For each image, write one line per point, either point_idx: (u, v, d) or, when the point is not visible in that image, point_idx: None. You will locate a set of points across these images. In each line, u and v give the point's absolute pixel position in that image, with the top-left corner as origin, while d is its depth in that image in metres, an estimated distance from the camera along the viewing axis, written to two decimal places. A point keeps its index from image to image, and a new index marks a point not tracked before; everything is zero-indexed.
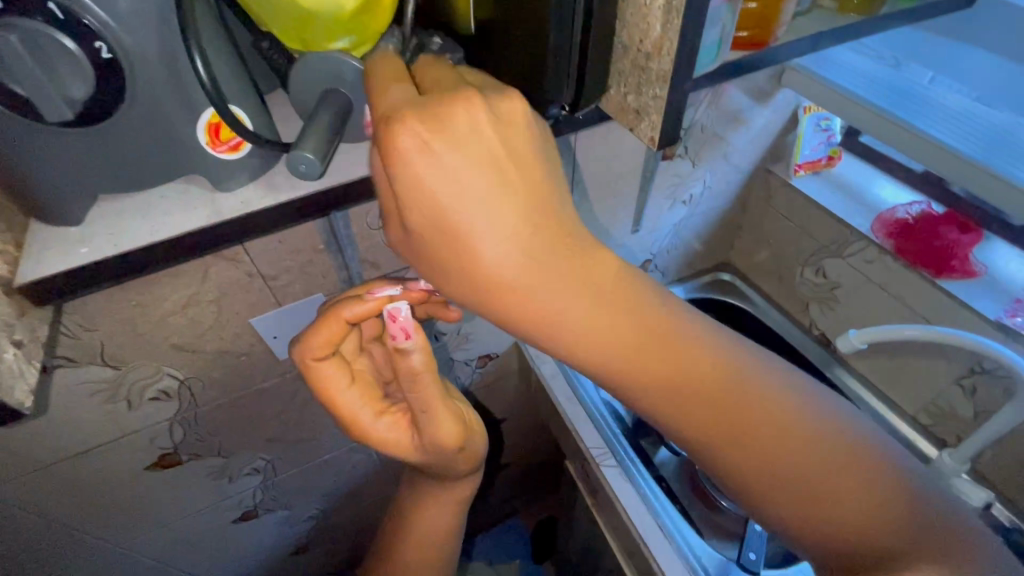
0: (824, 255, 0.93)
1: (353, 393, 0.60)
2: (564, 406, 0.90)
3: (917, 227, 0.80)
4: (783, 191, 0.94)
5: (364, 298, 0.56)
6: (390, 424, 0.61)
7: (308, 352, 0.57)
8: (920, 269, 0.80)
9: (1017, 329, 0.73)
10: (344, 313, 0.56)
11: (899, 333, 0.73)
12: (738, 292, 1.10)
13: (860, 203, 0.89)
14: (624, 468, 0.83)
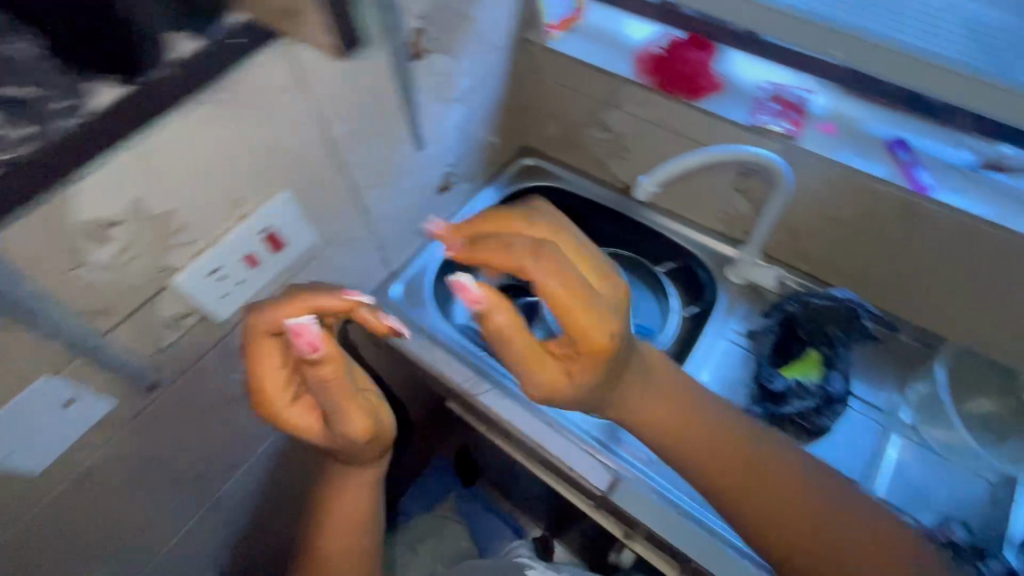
0: (601, 109, 0.94)
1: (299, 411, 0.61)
2: (419, 354, 0.86)
3: (665, 58, 0.83)
4: (548, 57, 0.92)
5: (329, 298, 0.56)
6: (302, 410, 0.62)
7: (262, 321, 0.56)
8: (677, 95, 0.83)
9: (762, 126, 0.78)
10: (311, 300, 0.55)
11: (681, 165, 0.77)
12: (546, 172, 1.10)
13: (615, 48, 0.90)
14: (498, 386, 0.83)
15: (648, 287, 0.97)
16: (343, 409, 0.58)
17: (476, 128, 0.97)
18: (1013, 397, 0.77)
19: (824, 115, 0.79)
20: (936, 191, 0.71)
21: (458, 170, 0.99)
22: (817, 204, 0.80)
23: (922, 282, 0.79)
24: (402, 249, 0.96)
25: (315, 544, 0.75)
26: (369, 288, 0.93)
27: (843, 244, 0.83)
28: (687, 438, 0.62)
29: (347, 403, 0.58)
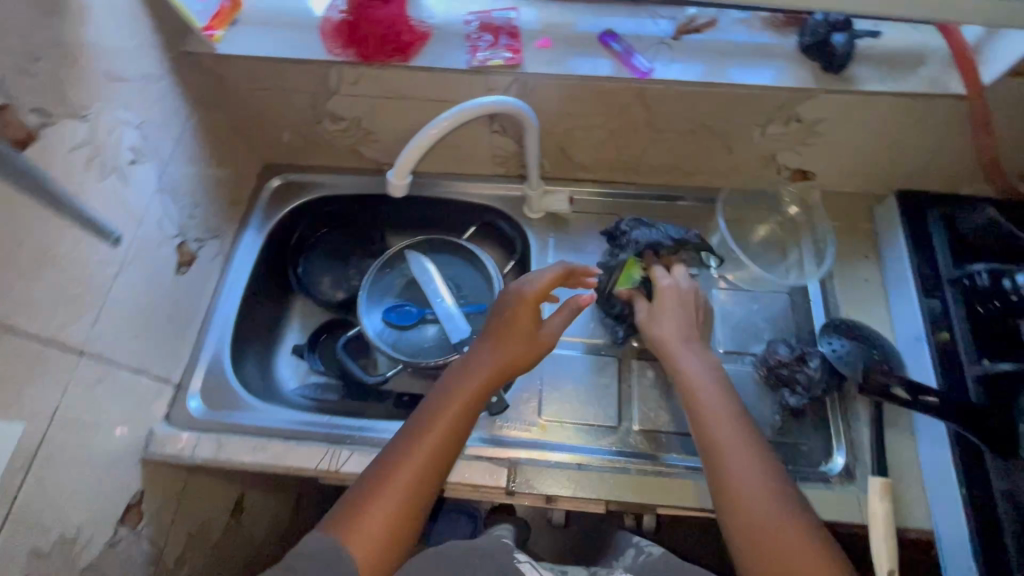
0: (320, 99, 0.81)
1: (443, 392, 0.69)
2: (262, 461, 0.73)
3: (354, 25, 0.72)
4: (226, 65, 0.76)
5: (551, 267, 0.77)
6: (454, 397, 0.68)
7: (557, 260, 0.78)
8: (390, 61, 0.72)
9: (484, 63, 0.72)
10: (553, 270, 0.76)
11: (424, 141, 0.64)
12: (304, 187, 0.96)
13: (295, 27, 0.76)
14: (361, 446, 0.74)
15: (459, 259, 0.90)
16: (483, 386, 0.69)
17: (188, 178, 0.78)
18: (780, 217, 0.90)
19: (537, 30, 0.75)
20: (656, 70, 0.72)
21: (193, 234, 0.81)
22: (571, 119, 0.79)
23: (679, 152, 0.84)
24: (175, 354, 0.79)
25: (385, 481, 0.62)
26: (160, 418, 0.76)
27: (607, 146, 0.84)
28: (711, 420, 0.66)
29: (504, 348, 0.71)
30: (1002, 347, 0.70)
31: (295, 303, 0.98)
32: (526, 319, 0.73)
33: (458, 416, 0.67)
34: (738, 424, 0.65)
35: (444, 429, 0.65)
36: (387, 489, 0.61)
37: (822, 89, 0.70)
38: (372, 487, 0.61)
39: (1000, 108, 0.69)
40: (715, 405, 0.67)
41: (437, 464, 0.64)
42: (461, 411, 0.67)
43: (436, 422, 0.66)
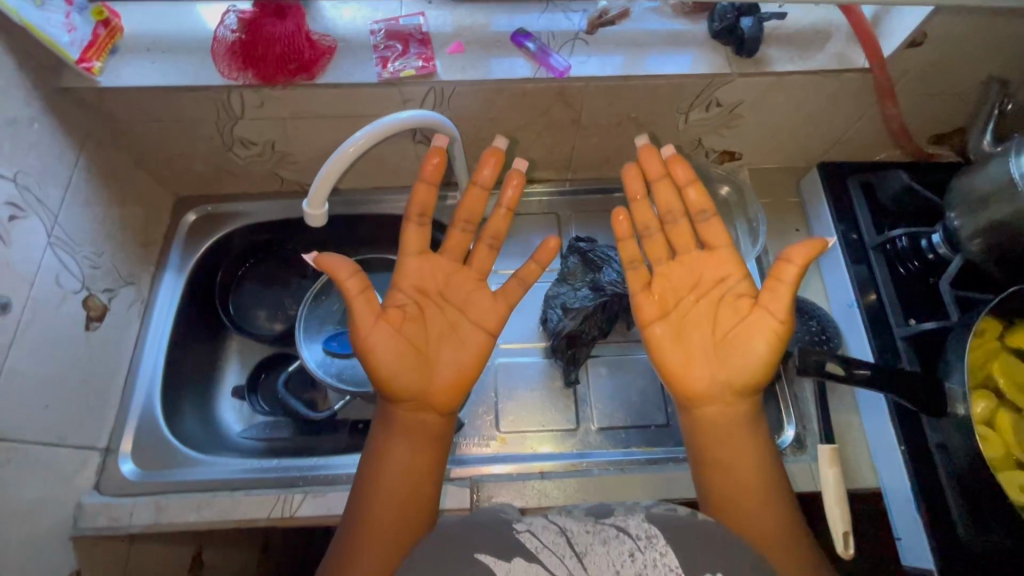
0: (225, 126, 0.75)
1: (455, 353, 0.59)
2: (205, 517, 0.68)
3: (251, 44, 0.67)
4: (113, 100, 0.69)
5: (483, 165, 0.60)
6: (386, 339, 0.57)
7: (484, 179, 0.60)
8: (295, 79, 0.68)
9: (396, 75, 0.69)
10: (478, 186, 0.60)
11: (355, 147, 0.59)
12: (224, 218, 0.90)
13: (186, 53, 0.70)
14: (313, 487, 0.71)
15: None
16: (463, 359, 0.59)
17: (86, 225, 0.72)
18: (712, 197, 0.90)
19: (448, 35, 0.72)
20: (573, 68, 0.71)
21: (102, 284, 0.75)
22: (494, 124, 0.77)
23: (608, 145, 0.83)
24: (98, 416, 0.73)
25: (371, 520, 0.52)
26: (89, 488, 0.71)
27: (535, 147, 0.83)
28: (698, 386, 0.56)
29: (466, 321, 0.60)
30: (921, 304, 0.74)
31: (230, 342, 0.92)
32: (456, 282, 0.61)
33: (421, 438, 0.56)
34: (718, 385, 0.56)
35: (416, 449, 0.55)
36: (371, 540, 0.51)
37: (736, 73, 0.71)
38: (357, 537, 0.51)
39: (902, 77, 0.72)
40: (701, 372, 0.56)
41: (414, 487, 0.54)
42: (425, 419, 0.57)
43: (398, 448, 0.55)
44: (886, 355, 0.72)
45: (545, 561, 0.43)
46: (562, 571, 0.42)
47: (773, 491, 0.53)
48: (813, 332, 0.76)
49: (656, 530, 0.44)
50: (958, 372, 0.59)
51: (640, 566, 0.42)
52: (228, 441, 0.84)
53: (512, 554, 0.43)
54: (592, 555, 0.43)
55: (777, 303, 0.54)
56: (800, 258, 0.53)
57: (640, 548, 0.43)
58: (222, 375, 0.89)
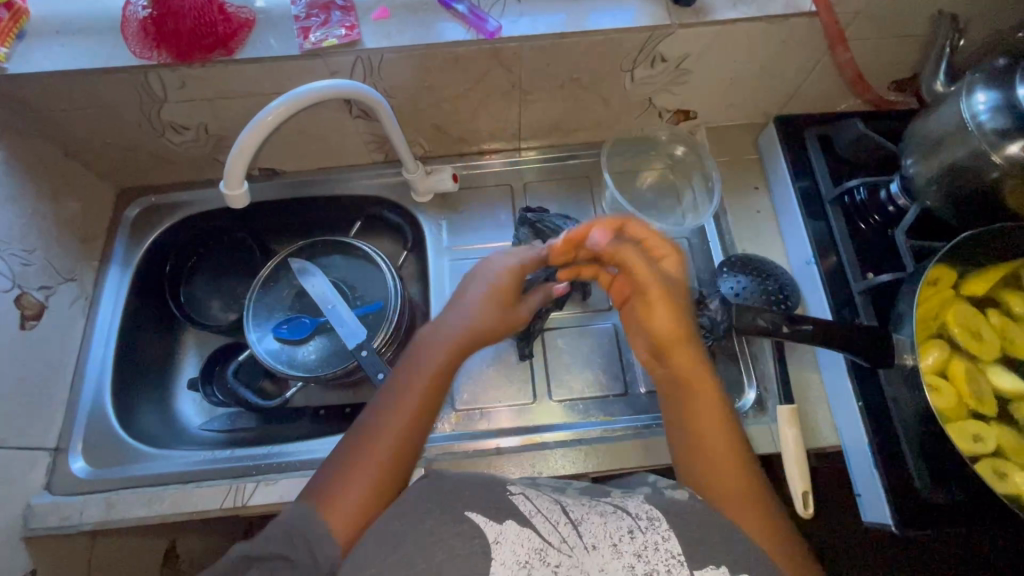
0: (151, 110, 0.72)
1: (448, 330, 0.63)
2: (157, 511, 0.67)
3: (160, 21, 0.64)
4: (27, 89, 0.66)
5: (618, 223, 0.66)
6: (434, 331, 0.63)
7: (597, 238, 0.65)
8: (211, 55, 0.65)
9: (319, 45, 0.66)
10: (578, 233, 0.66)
11: (265, 123, 0.56)
12: (169, 208, 0.87)
13: (98, 34, 0.67)
14: (268, 475, 0.70)
15: (347, 259, 0.86)
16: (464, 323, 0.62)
17: (11, 221, 0.69)
18: (667, 158, 0.88)
19: (374, 0, 0.69)
20: (505, 28, 0.67)
21: (37, 282, 0.72)
22: (433, 94, 0.74)
23: (555, 110, 0.80)
24: (44, 416, 0.72)
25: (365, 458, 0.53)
26: (39, 489, 0.69)
27: (480, 116, 0.80)
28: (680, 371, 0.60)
29: (488, 297, 0.65)
30: (880, 257, 0.72)
31: (186, 335, 0.89)
32: (501, 283, 0.67)
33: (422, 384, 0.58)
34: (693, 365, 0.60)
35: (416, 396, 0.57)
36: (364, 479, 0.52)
37: (677, 24, 0.67)
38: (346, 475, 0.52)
39: (852, 19, 0.68)
40: (680, 357, 0.61)
41: (410, 434, 0.55)
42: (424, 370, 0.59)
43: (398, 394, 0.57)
44: (845, 311, 0.70)
45: (538, 524, 0.46)
46: (556, 537, 0.45)
47: (747, 460, 0.55)
48: (769, 292, 0.73)
49: (657, 514, 0.48)
50: (907, 322, 0.57)
51: (638, 543, 0.45)
52: (187, 434, 0.82)
53: (508, 515, 0.46)
54: (588, 525, 0.47)
55: (656, 316, 0.62)
56: (657, 249, 0.65)
57: (640, 526, 0.47)
58: (179, 368, 0.87)
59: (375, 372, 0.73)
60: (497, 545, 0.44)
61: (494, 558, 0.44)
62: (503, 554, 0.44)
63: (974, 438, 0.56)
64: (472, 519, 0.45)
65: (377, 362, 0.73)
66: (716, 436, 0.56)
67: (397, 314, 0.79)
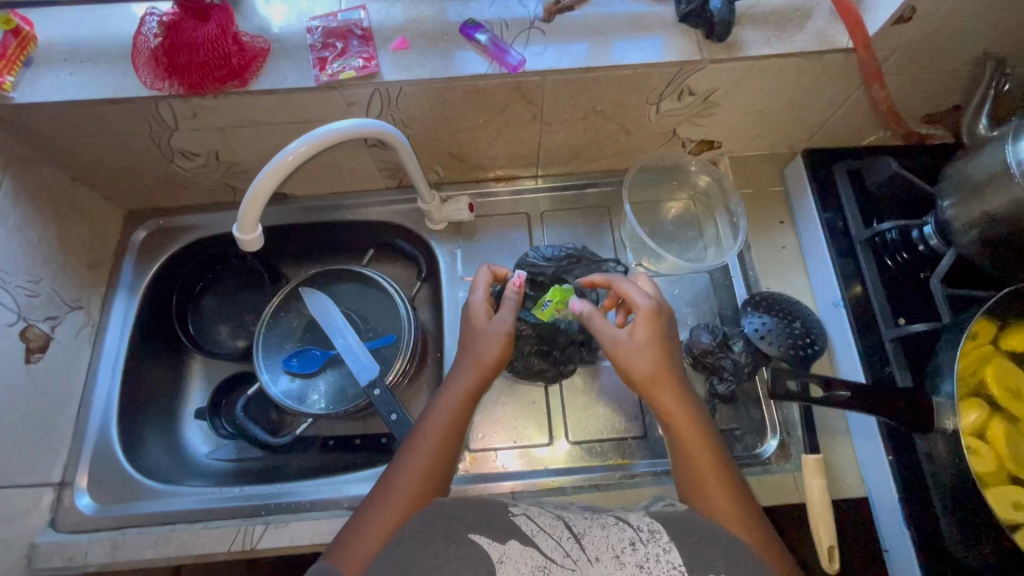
0: (161, 138, 0.70)
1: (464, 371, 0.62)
2: (164, 553, 0.66)
3: (171, 50, 0.61)
4: (35, 119, 0.65)
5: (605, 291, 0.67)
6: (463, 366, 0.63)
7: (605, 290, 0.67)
8: (224, 86, 0.62)
9: (336, 76, 0.63)
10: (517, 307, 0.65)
11: (283, 166, 0.54)
12: (176, 231, 0.85)
13: (108, 61, 0.64)
14: (276, 518, 0.68)
15: (360, 289, 0.84)
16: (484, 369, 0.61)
17: (16, 251, 0.68)
18: (690, 189, 0.86)
19: (392, 30, 0.67)
20: (529, 61, 0.65)
21: (42, 313, 0.71)
22: (451, 124, 0.72)
23: (576, 140, 0.78)
24: (49, 449, 0.70)
25: (399, 478, 0.55)
26: (43, 526, 0.68)
27: (497, 145, 0.77)
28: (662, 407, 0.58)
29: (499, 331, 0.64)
30: (912, 303, 0.69)
31: (193, 362, 0.87)
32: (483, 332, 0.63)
33: (454, 415, 0.59)
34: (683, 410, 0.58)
35: (449, 426, 0.58)
36: (393, 495, 0.54)
37: (707, 59, 0.65)
38: (379, 493, 0.54)
39: (891, 56, 0.66)
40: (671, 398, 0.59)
41: (435, 465, 0.56)
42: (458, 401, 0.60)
43: (436, 420, 0.59)
44: (874, 359, 0.67)
45: (541, 542, 0.46)
46: (559, 554, 0.46)
47: (749, 511, 0.54)
48: (796, 334, 0.70)
49: (658, 527, 0.48)
50: (947, 381, 0.55)
51: (641, 555, 0.46)
52: (194, 466, 0.80)
53: (509, 534, 0.47)
54: (591, 538, 0.47)
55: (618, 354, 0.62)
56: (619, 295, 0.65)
57: (642, 539, 0.47)
58: (186, 396, 0.85)
59: (388, 411, 0.70)
60: (501, 565, 0.44)
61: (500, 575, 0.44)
62: (510, 572, 0.44)
63: (1013, 506, 0.53)
64: (476, 541, 0.46)
65: (391, 401, 0.71)
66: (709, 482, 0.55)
67: (410, 347, 0.77)
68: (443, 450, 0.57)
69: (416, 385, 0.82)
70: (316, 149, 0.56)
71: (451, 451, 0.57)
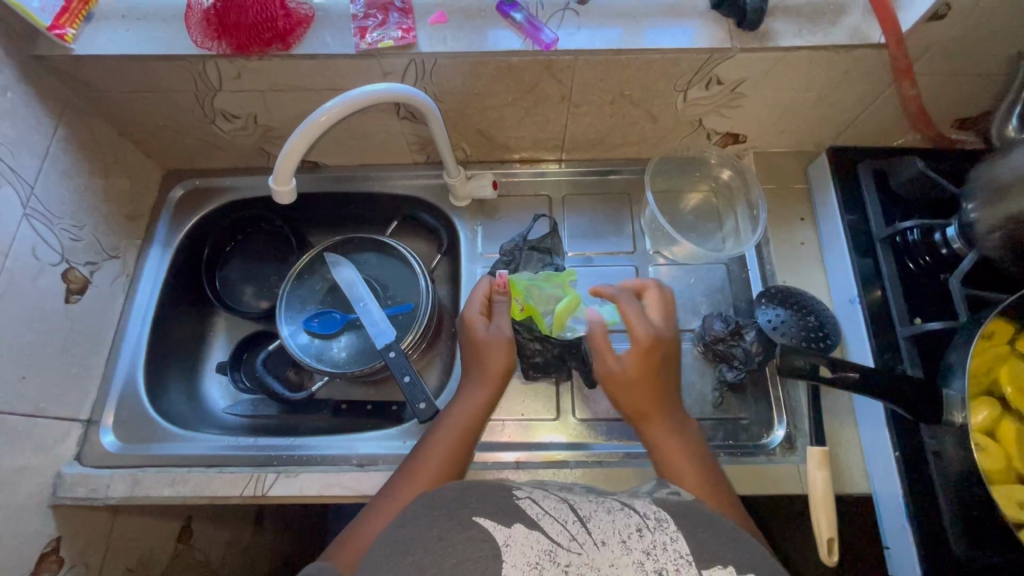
0: (205, 97, 0.73)
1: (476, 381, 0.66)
2: (179, 492, 0.69)
3: (222, 10, 0.64)
4: (92, 70, 0.68)
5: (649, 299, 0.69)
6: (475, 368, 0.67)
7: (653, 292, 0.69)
8: (270, 49, 0.65)
9: (375, 44, 0.66)
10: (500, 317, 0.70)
11: (320, 122, 0.57)
12: (211, 192, 0.89)
13: (163, 20, 0.68)
14: (287, 467, 0.71)
15: (381, 258, 0.87)
16: (490, 367, 0.66)
17: (65, 197, 0.71)
18: (712, 181, 0.87)
19: (431, 5, 0.69)
20: (562, 40, 0.66)
21: (83, 257, 0.74)
22: (482, 101, 0.74)
23: (601, 125, 0.79)
24: (80, 386, 0.73)
25: (422, 464, 0.58)
26: (69, 458, 0.71)
27: (524, 124, 0.79)
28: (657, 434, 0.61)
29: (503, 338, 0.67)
30: (932, 305, 0.68)
31: (217, 319, 0.91)
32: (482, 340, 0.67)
33: (475, 414, 0.63)
34: (675, 431, 0.61)
35: (469, 420, 0.62)
36: (420, 475, 0.57)
37: (738, 47, 0.65)
38: (405, 474, 0.58)
39: (923, 54, 0.66)
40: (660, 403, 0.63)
41: (457, 450, 0.59)
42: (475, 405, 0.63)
43: (457, 414, 0.63)
44: (887, 356, 0.67)
45: (546, 526, 0.41)
46: (564, 537, 0.41)
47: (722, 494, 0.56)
48: (809, 327, 0.70)
49: (665, 515, 0.43)
50: (959, 377, 0.55)
51: (648, 542, 0.40)
52: (212, 417, 0.83)
53: (514, 517, 0.41)
54: (597, 521, 0.42)
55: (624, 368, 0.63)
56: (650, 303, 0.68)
57: (649, 526, 0.42)
58: (209, 351, 0.89)
59: (402, 373, 0.72)
60: (505, 549, 0.39)
61: (502, 562, 0.39)
62: (513, 558, 0.39)
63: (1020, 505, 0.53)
64: (480, 524, 0.40)
65: (405, 364, 0.73)
66: (682, 468, 0.58)
67: (427, 316, 0.79)
68: (454, 437, 0.60)
69: (430, 355, 0.84)
70: (348, 109, 0.58)
71: (466, 445, 0.60)
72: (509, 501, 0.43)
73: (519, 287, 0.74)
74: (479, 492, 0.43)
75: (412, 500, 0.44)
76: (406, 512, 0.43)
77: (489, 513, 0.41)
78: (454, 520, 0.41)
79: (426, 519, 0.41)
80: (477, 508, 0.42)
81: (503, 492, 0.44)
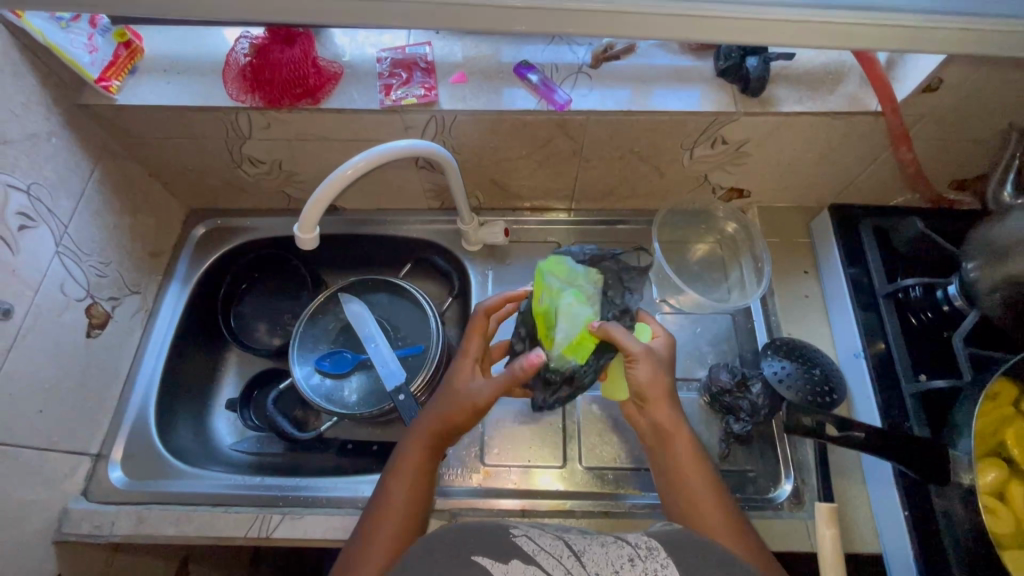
0: (234, 144, 0.77)
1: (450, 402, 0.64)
2: (183, 531, 0.69)
3: (257, 67, 0.69)
4: (131, 119, 0.73)
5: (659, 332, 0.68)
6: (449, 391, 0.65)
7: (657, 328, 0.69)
8: (299, 103, 0.69)
9: (398, 100, 0.70)
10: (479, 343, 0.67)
11: (340, 179, 0.60)
12: (231, 231, 0.92)
13: (201, 74, 0.73)
14: (291, 507, 0.70)
15: (393, 300, 0.88)
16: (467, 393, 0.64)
17: (94, 234, 0.74)
18: (717, 233, 0.89)
19: (452, 66, 0.74)
20: (575, 101, 0.70)
21: (107, 292, 0.77)
22: (498, 155, 0.78)
23: (610, 178, 0.82)
24: (92, 419, 0.74)
25: (388, 503, 0.58)
26: (77, 493, 0.72)
27: (535, 175, 0.82)
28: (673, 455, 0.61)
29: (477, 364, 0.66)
30: (936, 362, 0.69)
31: (229, 354, 0.93)
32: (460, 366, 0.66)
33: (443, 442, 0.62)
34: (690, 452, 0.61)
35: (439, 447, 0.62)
36: (387, 519, 0.57)
37: (741, 111, 0.69)
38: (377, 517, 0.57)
39: (917, 121, 0.69)
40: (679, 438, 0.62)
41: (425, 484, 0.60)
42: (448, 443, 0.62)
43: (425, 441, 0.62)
44: (894, 413, 0.67)
45: (542, 560, 0.41)
46: (560, 570, 0.41)
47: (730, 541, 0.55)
48: (815, 382, 0.71)
49: (655, 543, 0.44)
50: (965, 439, 0.55)
51: (639, 570, 0.41)
52: (219, 453, 0.84)
53: (510, 553, 0.42)
54: (590, 555, 0.43)
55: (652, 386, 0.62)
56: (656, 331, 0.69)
57: (640, 555, 0.42)
58: (219, 387, 0.90)
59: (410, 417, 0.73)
60: None
61: None
62: None
63: None
64: (479, 561, 0.41)
65: (415, 408, 0.74)
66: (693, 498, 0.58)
67: (437, 358, 0.80)
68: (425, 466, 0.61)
69: None
70: (368, 163, 0.61)
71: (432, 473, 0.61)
72: (507, 539, 0.43)
73: (549, 280, 0.67)
74: (483, 534, 0.43)
75: (417, 542, 0.44)
76: (409, 553, 0.44)
77: (487, 552, 0.41)
78: (459, 559, 0.41)
79: (430, 559, 0.42)
80: (477, 549, 0.42)
81: (501, 531, 0.44)
